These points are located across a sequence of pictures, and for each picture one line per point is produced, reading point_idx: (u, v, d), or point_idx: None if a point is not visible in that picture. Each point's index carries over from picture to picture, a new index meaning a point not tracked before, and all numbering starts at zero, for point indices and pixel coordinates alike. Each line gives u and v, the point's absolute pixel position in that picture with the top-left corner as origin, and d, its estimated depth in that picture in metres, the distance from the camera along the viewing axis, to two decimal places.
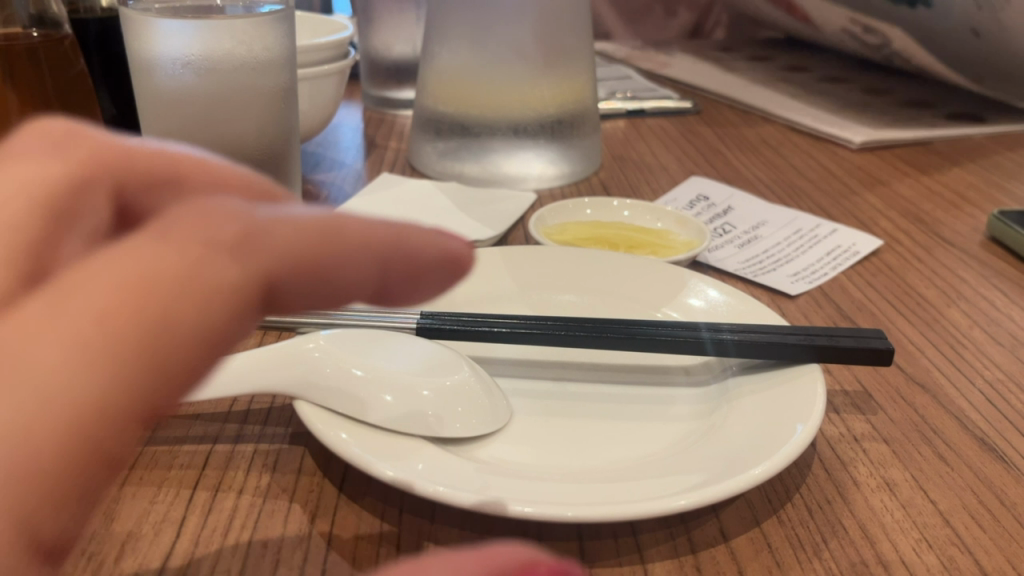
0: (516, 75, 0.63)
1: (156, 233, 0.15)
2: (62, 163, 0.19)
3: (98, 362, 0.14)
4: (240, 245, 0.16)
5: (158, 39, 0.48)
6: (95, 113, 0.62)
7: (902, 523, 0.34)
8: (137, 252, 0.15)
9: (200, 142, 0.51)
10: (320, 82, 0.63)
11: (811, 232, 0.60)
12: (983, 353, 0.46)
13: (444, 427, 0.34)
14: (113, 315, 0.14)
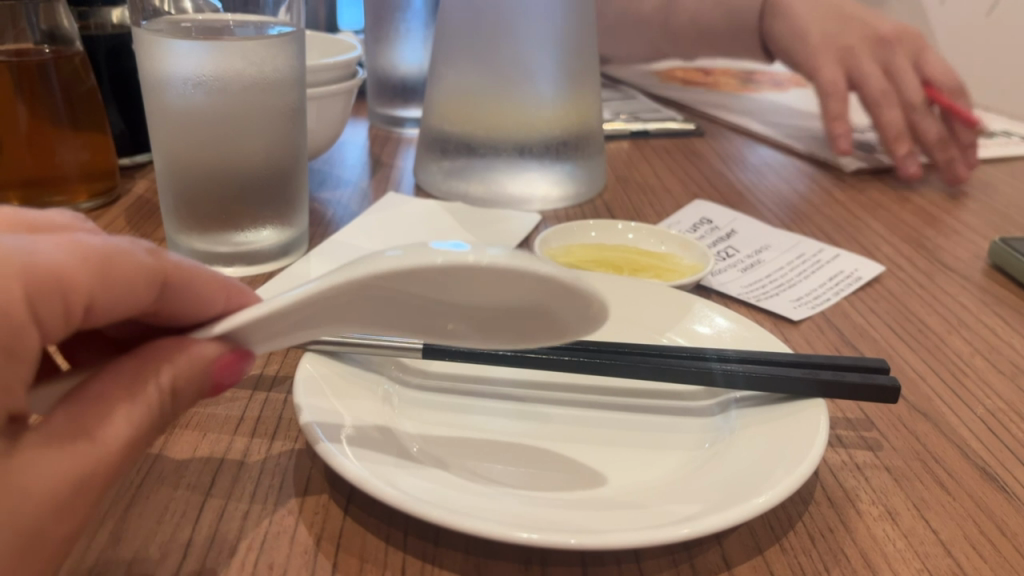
0: (523, 97, 0.63)
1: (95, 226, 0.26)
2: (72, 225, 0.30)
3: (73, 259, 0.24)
4: (153, 250, 0.27)
5: (170, 60, 0.48)
6: (104, 130, 0.62)
7: (904, 553, 0.34)
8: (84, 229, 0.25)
9: (209, 161, 0.51)
10: (328, 101, 0.64)
11: (814, 257, 0.60)
12: (984, 381, 0.46)
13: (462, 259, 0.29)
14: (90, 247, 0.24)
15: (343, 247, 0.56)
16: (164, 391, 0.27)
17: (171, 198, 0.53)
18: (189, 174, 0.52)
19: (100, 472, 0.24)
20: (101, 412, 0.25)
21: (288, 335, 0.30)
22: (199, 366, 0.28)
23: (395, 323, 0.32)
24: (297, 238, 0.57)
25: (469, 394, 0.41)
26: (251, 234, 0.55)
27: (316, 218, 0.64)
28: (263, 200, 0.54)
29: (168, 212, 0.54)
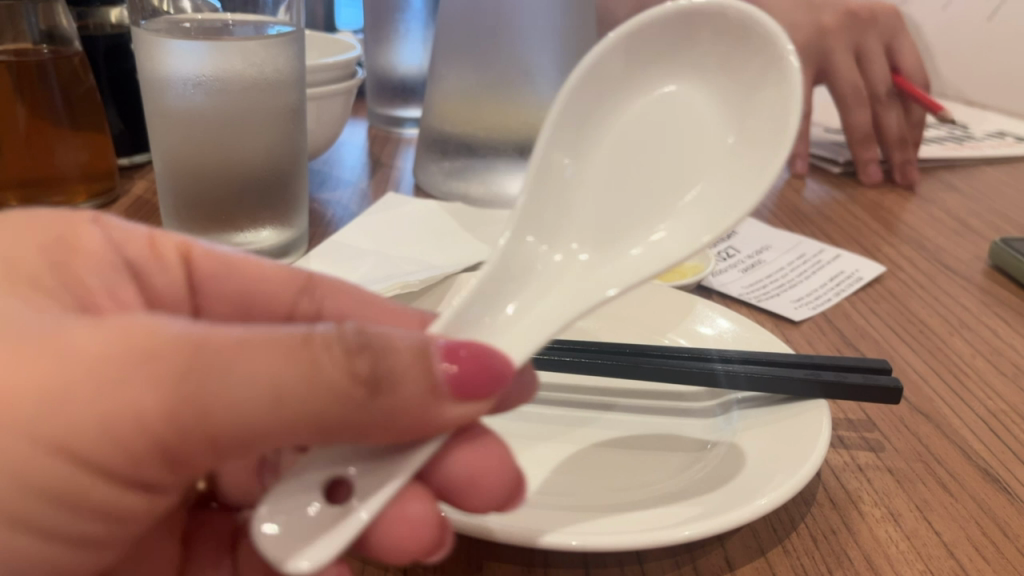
0: (524, 97, 0.63)
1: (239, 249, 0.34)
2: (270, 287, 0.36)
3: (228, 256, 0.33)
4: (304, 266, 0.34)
5: (169, 59, 0.48)
6: (103, 131, 0.62)
7: (908, 554, 0.34)
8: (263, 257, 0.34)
9: (209, 161, 0.51)
10: (328, 101, 0.64)
11: (815, 257, 0.60)
12: (986, 382, 0.46)
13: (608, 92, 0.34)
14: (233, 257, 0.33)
15: (343, 248, 0.56)
16: (343, 340, 0.22)
17: (171, 198, 0.53)
18: (189, 174, 0.51)
19: (169, 372, 0.21)
20: (233, 322, 0.22)
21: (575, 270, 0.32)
22: (415, 358, 0.23)
23: (699, 203, 0.32)
24: (297, 239, 0.57)
25: None
26: (251, 234, 0.54)
27: (316, 219, 0.64)
28: (263, 201, 0.54)
29: (168, 213, 0.54)
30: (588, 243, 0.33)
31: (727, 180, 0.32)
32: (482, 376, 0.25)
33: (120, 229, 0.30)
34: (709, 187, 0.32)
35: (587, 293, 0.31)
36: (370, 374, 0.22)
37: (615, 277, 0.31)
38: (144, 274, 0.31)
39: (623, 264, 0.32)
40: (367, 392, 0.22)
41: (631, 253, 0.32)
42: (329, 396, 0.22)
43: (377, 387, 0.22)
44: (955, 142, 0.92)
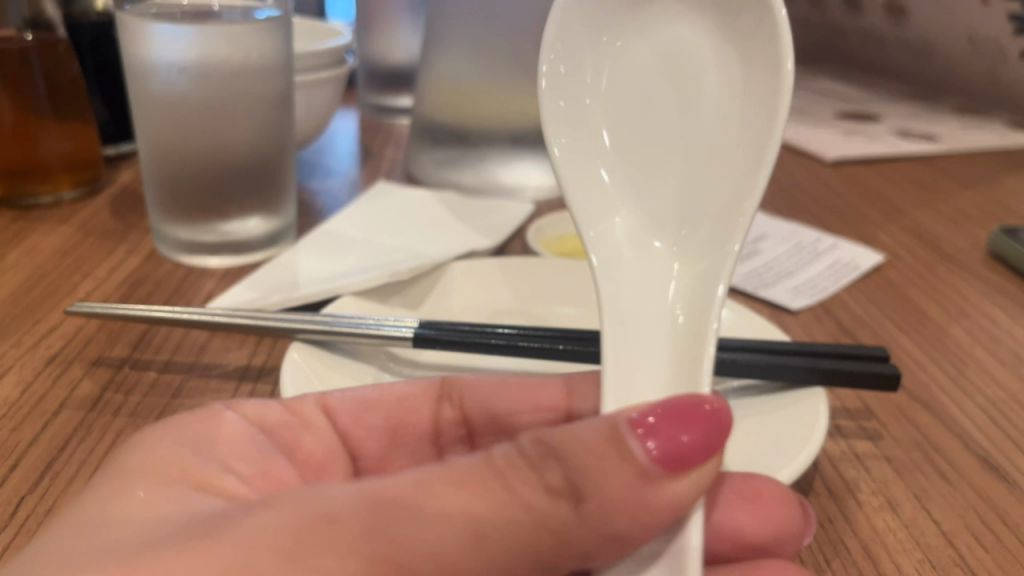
0: (515, 85, 0.62)
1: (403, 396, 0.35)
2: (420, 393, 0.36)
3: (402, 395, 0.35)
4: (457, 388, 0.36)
5: (153, 44, 0.47)
6: (89, 119, 0.61)
7: (905, 543, 0.33)
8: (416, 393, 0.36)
9: (195, 148, 0.50)
10: (318, 89, 0.63)
11: (812, 246, 0.59)
12: (985, 371, 0.46)
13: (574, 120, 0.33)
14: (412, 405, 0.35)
15: (332, 237, 0.55)
16: (524, 456, 0.23)
17: (156, 186, 0.52)
18: (174, 161, 0.50)
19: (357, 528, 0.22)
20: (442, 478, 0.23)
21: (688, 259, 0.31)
22: (610, 446, 0.23)
23: (742, 103, 0.32)
24: (287, 227, 0.56)
25: None
26: (238, 223, 0.53)
27: (305, 209, 0.63)
28: (251, 188, 0.53)
29: (154, 202, 0.53)
30: (705, 222, 0.32)
31: (744, 69, 0.32)
32: (692, 413, 0.24)
33: (250, 408, 0.31)
34: (735, 85, 0.32)
35: (716, 260, 0.30)
36: (566, 486, 0.23)
37: (723, 229, 0.31)
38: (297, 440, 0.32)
39: (727, 205, 0.31)
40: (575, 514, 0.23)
41: (721, 192, 0.31)
42: (536, 525, 0.23)
43: (585, 500, 0.22)
44: (952, 131, 0.92)
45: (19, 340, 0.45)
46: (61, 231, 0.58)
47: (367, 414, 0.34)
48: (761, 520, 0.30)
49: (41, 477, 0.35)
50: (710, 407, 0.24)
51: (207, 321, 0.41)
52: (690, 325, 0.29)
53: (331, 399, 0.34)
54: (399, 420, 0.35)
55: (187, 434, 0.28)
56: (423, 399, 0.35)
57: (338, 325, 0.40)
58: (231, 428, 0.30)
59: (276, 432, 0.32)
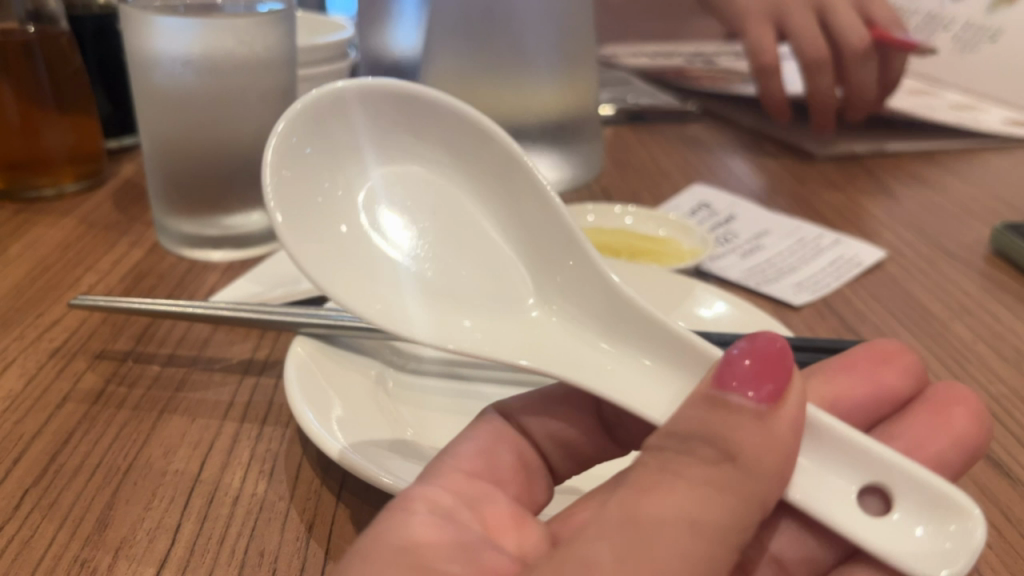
0: (519, 78, 0.62)
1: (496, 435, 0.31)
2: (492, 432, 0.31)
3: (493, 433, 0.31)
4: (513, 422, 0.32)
5: (157, 37, 0.47)
6: (91, 111, 0.61)
7: None
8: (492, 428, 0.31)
9: (198, 143, 0.50)
10: (319, 84, 0.63)
11: (814, 242, 0.59)
12: (987, 366, 0.46)
13: (377, 306, 0.30)
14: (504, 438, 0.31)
15: None
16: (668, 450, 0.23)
17: (159, 180, 0.52)
18: (176, 155, 0.50)
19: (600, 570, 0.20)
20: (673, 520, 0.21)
21: (568, 306, 0.33)
22: (705, 408, 0.23)
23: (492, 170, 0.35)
24: None
25: (467, 381, 0.41)
26: (239, 217, 0.53)
27: None
28: (252, 183, 0.53)
29: (157, 195, 0.53)
30: (559, 248, 0.34)
31: (458, 149, 0.35)
32: (765, 356, 0.24)
33: (419, 500, 0.26)
34: (464, 157, 0.35)
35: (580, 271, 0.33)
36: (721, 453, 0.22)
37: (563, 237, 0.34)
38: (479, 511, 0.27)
39: (555, 233, 0.34)
40: (740, 471, 0.22)
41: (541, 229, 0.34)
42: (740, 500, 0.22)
43: (738, 459, 0.22)
44: (955, 127, 0.92)
45: (22, 332, 0.45)
46: (64, 224, 0.57)
47: (497, 457, 0.30)
48: (903, 372, 0.32)
49: (44, 470, 0.35)
50: (776, 343, 0.24)
51: (208, 314, 0.41)
52: (623, 324, 0.31)
53: (462, 462, 0.29)
54: (521, 455, 0.31)
55: (388, 552, 0.23)
56: (499, 436, 0.31)
57: (343, 319, 0.40)
58: (426, 528, 0.24)
59: (456, 514, 0.26)
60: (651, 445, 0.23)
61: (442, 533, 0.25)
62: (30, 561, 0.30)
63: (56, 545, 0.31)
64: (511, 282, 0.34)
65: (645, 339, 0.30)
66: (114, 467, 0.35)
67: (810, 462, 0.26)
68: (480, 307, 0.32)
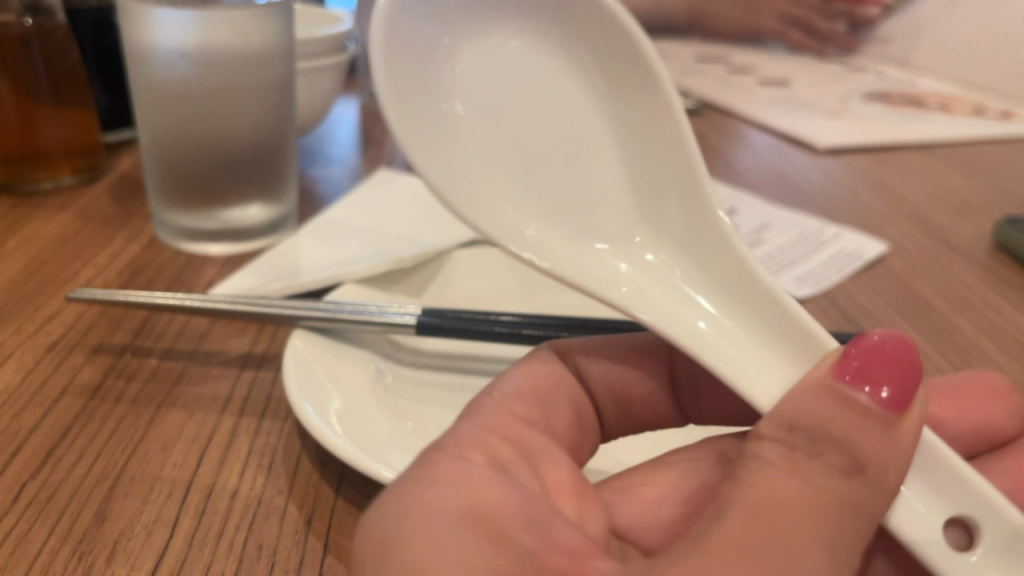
0: None
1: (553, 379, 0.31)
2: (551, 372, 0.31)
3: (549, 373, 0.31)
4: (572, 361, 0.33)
5: (154, 29, 0.47)
6: (89, 105, 0.61)
7: None
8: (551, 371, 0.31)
9: (196, 135, 0.50)
10: (318, 76, 0.62)
11: (816, 235, 0.59)
12: (990, 361, 0.45)
13: (512, 225, 0.30)
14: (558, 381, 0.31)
15: (334, 224, 0.54)
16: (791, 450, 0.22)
17: (157, 173, 0.51)
18: (173, 148, 0.50)
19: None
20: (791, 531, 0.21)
21: (680, 255, 0.31)
22: (832, 403, 0.23)
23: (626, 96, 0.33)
24: (288, 214, 0.56)
25: (470, 372, 0.41)
26: (237, 210, 0.53)
27: (307, 196, 0.63)
28: (250, 175, 0.52)
29: (155, 188, 0.53)
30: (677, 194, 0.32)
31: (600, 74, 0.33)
32: (899, 361, 0.23)
33: (472, 450, 0.25)
34: (611, 85, 0.33)
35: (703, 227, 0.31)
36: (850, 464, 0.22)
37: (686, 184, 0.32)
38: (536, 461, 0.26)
39: (682, 189, 0.32)
40: (865, 485, 0.22)
41: (665, 166, 0.32)
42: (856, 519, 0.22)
43: (866, 471, 0.22)
44: (956, 120, 0.91)
45: (20, 326, 0.44)
46: (62, 218, 0.57)
47: (549, 404, 0.30)
48: (1007, 414, 0.33)
49: (42, 464, 0.35)
50: (889, 344, 0.24)
51: (205, 307, 0.40)
52: (734, 297, 0.29)
53: (513, 403, 0.28)
54: (574, 405, 0.31)
55: (423, 504, 0.22)
56: (559, 370, 0.32)
57: (341, 312, 0.39)
58: (484, 484, 0.23)
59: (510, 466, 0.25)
60: (771, 437, 0.23)
61: (513, 492, 0.23)
62: (26, 556, 0.30)
63: (54, 540, 0.31)
64: (620, 208, 0.33)
65: (749, 309, 0.29)
66: (112, 461, 0.35)
67: (911, 486, 0.25)
68: (582, 225, 0.32)
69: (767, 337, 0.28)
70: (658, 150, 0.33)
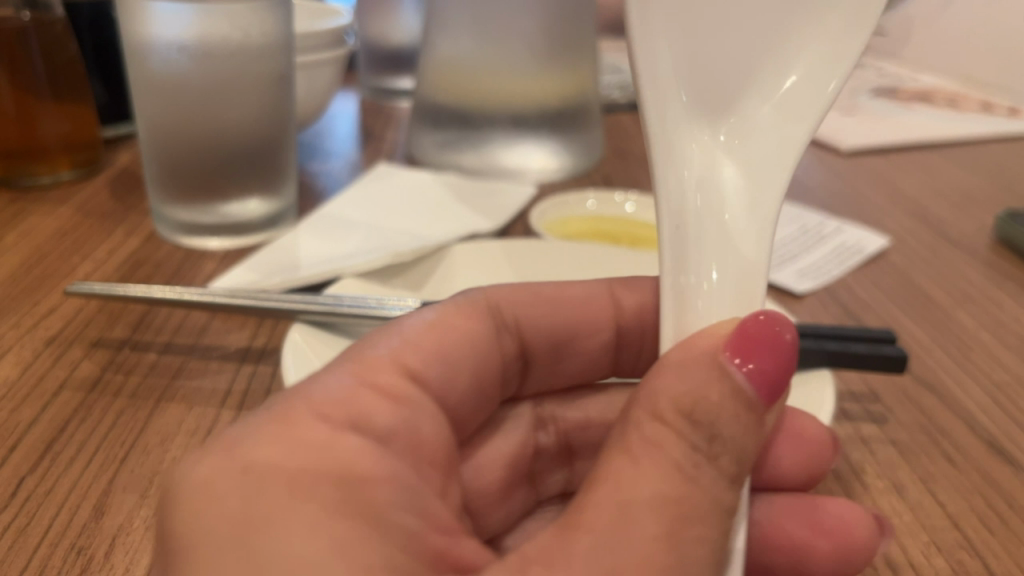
0: (519, 65, 0.62)
1: (455, 339, 0.30)
2: (462, 327, 0.31)
3: (455, 332, 0.30)
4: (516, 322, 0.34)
5: (152, 22, 0.47)
6: (88, 99, 0.61)
7: (911, 527, 0.33)
8: (455, 328, 0.30)
9: (195, 130, 0.49)
10: (318, 70, 0.62)
11: (817, 229, 0.59)
12: (992, 356, 0.45)
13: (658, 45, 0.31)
14: (459, 341, 0.30)
15: (333, 219, 0.54)
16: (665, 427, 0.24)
17: (155, 167, 0.51)
18: (172, 141, 0.50)
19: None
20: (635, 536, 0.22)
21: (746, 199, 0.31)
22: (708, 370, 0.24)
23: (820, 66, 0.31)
24: (287, 208, 0.56)
25: None
26: (237, 204, 0.53)
27: (306, 191, 0.62)
28: (249, 170, 0.52)
29: (154, 183, 0.52)
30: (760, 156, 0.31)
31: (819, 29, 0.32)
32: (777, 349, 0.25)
33: (335, 403, 0.24)
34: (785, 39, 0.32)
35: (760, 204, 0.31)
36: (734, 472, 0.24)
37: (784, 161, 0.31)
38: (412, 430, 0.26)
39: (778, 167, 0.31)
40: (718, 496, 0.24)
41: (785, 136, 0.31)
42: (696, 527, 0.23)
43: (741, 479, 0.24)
44: (958, 115, 0.91)
45: (19, 320, 0.44)
46: (61, 212, 0.57)
47: (449, 364, 0.29)
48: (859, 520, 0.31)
49: (40, 457, 0.35)
50: (764, 316, 0.26)
51: (204, 300, 0.40)
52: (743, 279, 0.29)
53: (403, 354, 0.28)
54: (477, 370, 0.31)
55: (275, 470, 0.21)
56: (488, 328, 0.32)
57: (341, 307, 0.39)
58: (351, 448, 0.23)
59: (389, 433, 0.25)
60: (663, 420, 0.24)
61: (380, 464, 0.23)
62: (25, 548, 0.30)
63: (52, 533, 0.31)
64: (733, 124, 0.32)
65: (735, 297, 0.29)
66: (110, 455, 0.35)
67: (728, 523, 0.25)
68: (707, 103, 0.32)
69: (724, 305, 0.29)
70: (788, 148, 0.31)
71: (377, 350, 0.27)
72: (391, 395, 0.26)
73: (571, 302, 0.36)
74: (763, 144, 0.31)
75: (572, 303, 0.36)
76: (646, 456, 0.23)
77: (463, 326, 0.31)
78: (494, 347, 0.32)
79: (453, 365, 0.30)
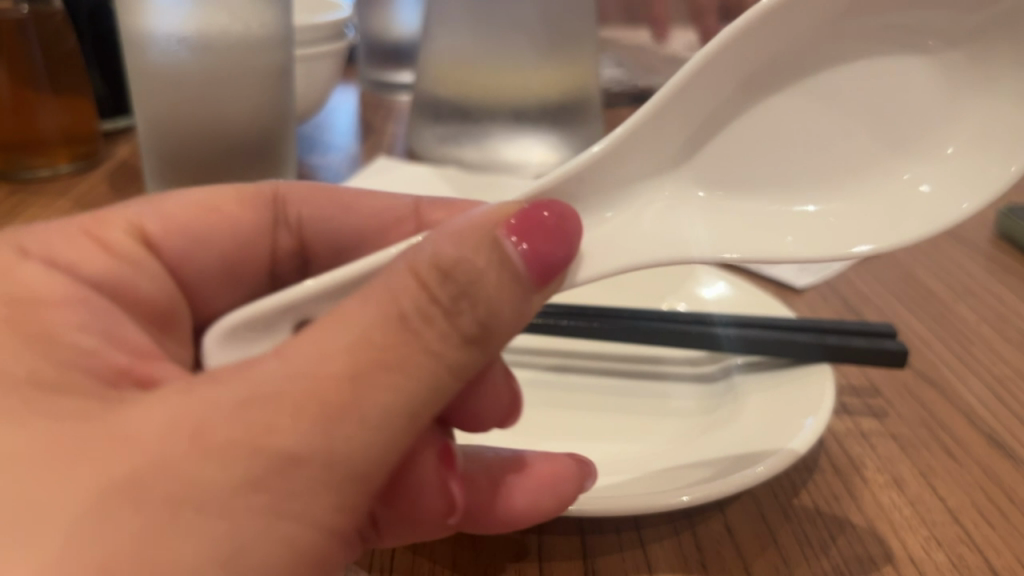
0: (520, 58, 0.62)
1: (223, 211, 0.36)
2: (235, 211, 0.36)
3: (243, 216, 0.36)
4: (276, 205, 0.38)
5: (151, 14, 0.46)
6: (87, 92, 0.61)
7: (911, 520, 0.33)
8: (232, 203, 0.36)
9: (196, 123, 0.49)
10: (317, 64, 0.62)
11: None
12: (993, 350, 0.45)
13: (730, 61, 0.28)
14: (243, 213, 0.37)
15: None
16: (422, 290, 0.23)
17: (155, 160, 0.51)
18: (172, 134, 0.50)
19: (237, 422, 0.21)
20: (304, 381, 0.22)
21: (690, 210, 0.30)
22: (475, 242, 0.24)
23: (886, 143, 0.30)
24: None
25: None
26: None
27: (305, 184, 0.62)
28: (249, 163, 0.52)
29: (153, 176, 0.52)
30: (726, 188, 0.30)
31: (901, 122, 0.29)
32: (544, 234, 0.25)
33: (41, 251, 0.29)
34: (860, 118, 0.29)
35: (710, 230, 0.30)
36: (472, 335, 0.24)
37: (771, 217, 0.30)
38: (129, 282, 0.31)
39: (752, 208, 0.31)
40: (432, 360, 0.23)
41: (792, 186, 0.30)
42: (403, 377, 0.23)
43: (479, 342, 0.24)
44: None
45: None
46: (59, 205, 0.57)
47: (201, 236, 0.35)
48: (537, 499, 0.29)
49: None
50: (550, 215, 0.25)
51: None
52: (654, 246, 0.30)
53: (148, 219, 0.33)
54: (237, 243, 0.36)
55: None
56: (260, 216, 0.37)
57: None
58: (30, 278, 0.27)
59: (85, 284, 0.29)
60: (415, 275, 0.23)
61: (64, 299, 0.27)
62: None
63: None
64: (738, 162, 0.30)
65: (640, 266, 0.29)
66: None
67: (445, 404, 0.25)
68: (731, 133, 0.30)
69: (623, 215, 0.30)
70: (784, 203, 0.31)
71: (127, 210, 0.33)
72: (191, 243, 0.35)
73: (363, 210, 0.39)
74: (751, 200, 0.31)
75: (354, 210, 0.39)
76: (377, 297, 0.23)
77: (236, 217, 0.36)
78: (255, 246, 0.37)
79: (139, 241, 0.33)
